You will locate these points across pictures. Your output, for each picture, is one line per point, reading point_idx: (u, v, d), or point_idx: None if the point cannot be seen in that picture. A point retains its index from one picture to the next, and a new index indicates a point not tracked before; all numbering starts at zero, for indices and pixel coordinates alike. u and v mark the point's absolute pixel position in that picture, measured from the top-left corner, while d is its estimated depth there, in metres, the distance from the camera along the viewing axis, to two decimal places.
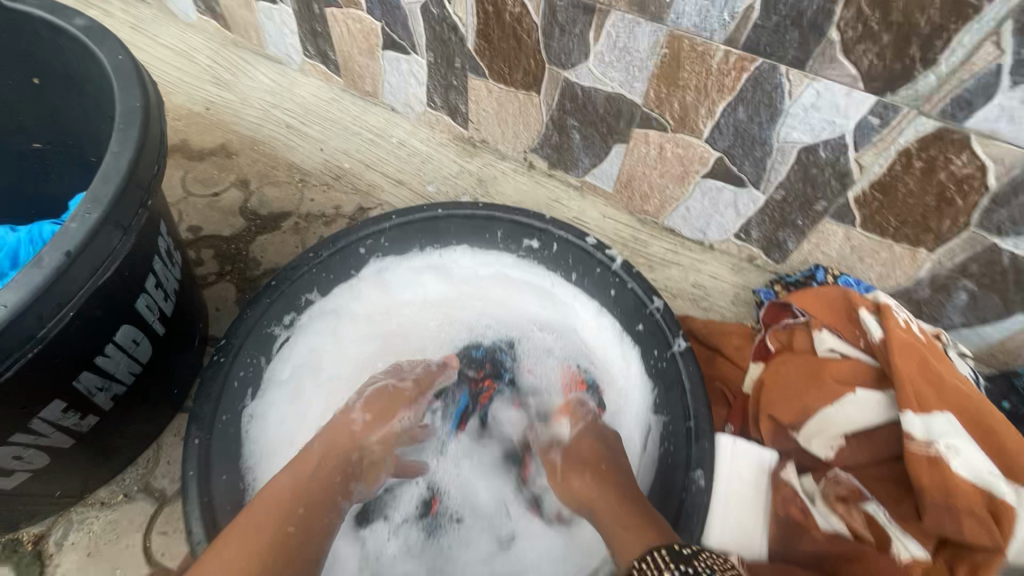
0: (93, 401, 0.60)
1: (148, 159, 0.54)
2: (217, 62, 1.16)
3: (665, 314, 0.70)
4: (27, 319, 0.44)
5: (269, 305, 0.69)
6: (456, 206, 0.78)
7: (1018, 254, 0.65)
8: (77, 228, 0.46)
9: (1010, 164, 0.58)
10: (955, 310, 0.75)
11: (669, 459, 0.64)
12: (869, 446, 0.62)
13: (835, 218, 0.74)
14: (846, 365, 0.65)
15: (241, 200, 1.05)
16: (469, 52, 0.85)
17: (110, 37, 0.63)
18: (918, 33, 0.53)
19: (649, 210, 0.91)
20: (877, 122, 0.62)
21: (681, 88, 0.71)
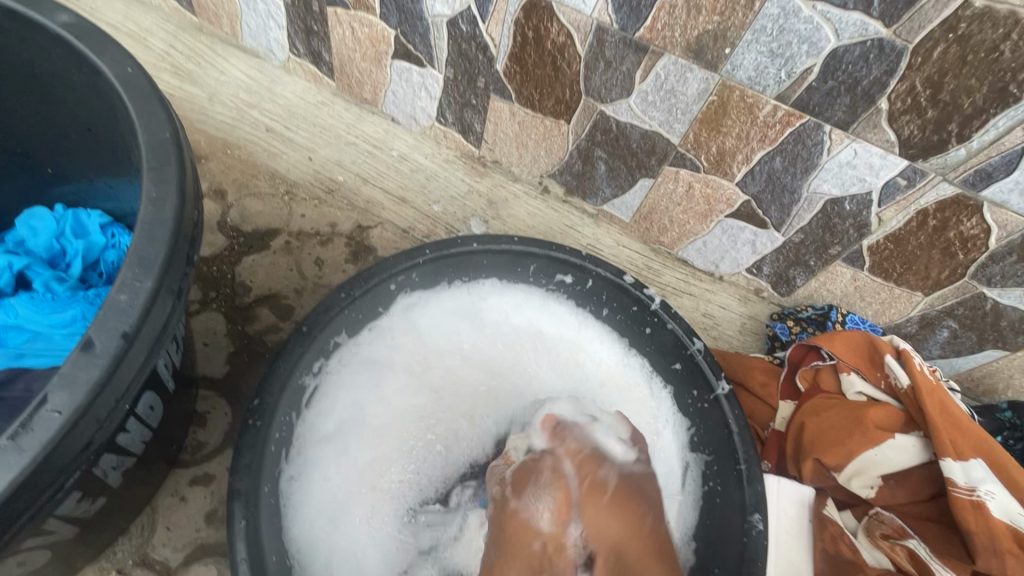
0: (106, 482, 0.51)
1: (190, 204, 0.46)
2: (175, 48, 1.02)
3: (706, 356, 0.72)
4: (88, 422, 0.38)
5: (302, 355, 0.63)
6: (492, 240, 0.74)
7: (1000, 302, 0.74)
8: (129, 304, 0.39)
9: (1011, 229, 0.66)
10: (936, 344, 0.84)
11: (717, 499, 0.67)
12: (907, 486, 0.63)
13: (846, 261, 0.80)
14: (884, 409, 0.66)
15: (218, 214, 0.94)
16: (497, 74, 0.81)
17: (107, 41, 0.52)
18: (960, 113, 0.58)
19: (664, 242, 0.93)
20: (904, 183, 0.67)
21: (722, 134, 0.73)
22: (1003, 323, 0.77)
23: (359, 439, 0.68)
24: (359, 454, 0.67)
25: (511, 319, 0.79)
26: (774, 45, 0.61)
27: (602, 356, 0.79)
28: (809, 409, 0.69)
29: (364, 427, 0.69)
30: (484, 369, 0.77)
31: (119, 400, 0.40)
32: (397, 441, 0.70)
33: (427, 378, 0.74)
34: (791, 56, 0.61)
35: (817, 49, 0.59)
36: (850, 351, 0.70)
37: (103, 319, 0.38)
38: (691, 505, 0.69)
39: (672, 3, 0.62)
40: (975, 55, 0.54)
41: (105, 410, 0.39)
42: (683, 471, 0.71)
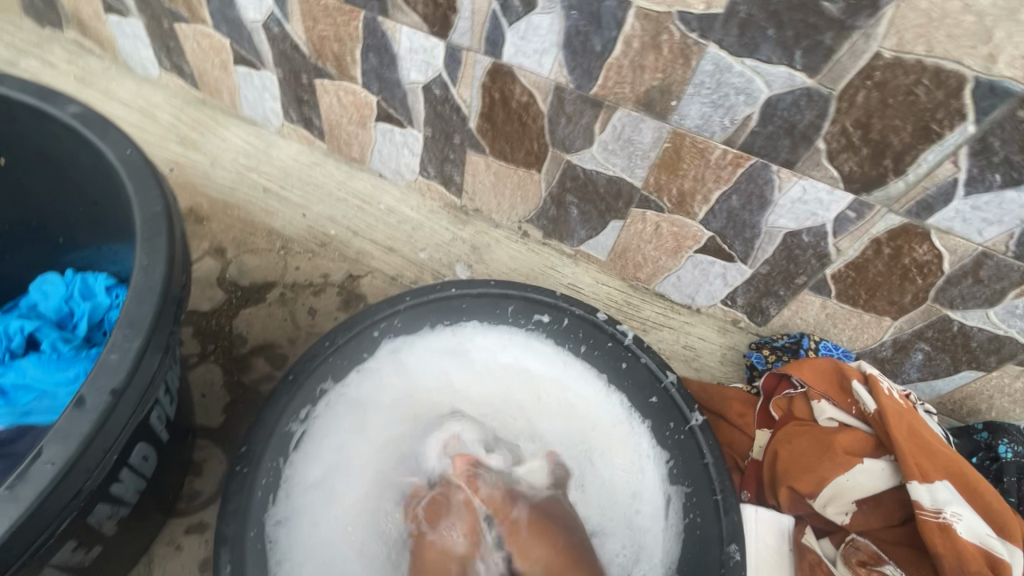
0: (99, 531, 0.54)
1: (178, 269, 0.51)
2: (181, 121, 1.11)
3: (680, 389, 0.74)
4: (78, 473, 0.42)
5: (288, 402, 0.66)
6: (469, 284, 0.79)
7: (965, 324, 0.76)
8: (118, 362, 0.44)
9: (961, 254, 0.69)
10: (913, 367, 0.86)
11: (698, 532, 0.67)
12: (880, 511, 0.64)
13: (814, 290, 0.83)
14: (852, 434, 0.67)
15: (217, 269, 0.99)
16: (471, 131, 0.87)
17: (111, 127, 0.59)
18: (892, 149, 0.63)
19: (640, 277, 0.97)
20: (854, 215, 0.71)
21: (680, 176, 0.77)
22: (974, 344, 0.78)
23: (346, 478, 0.71)
24: (347, 491, 0.71)
25: (496, 359, 0.83)
26: (714, 96, 0.66)
27: (585, 394, 0.81)
28: (782, 436, 0.71)
29: (351, 466, 0.72)
30: (469, 407, 0.81)
31: (107, 452, 0.44)
32: (384, 479, 0.73)
33: (414, 416, 0.78)
34: (731, 105, 0.66)
35: (753, 99, 0.65)
36: (818, 377, 0.72)
37: (94, 377, 0.43)
38: (673, 537, 0.70)
39: (618, 64, 0.68)
40: (894, 98, 0.58)
41: (94, 461, 0.43)
42: (664, 503, 0.72)
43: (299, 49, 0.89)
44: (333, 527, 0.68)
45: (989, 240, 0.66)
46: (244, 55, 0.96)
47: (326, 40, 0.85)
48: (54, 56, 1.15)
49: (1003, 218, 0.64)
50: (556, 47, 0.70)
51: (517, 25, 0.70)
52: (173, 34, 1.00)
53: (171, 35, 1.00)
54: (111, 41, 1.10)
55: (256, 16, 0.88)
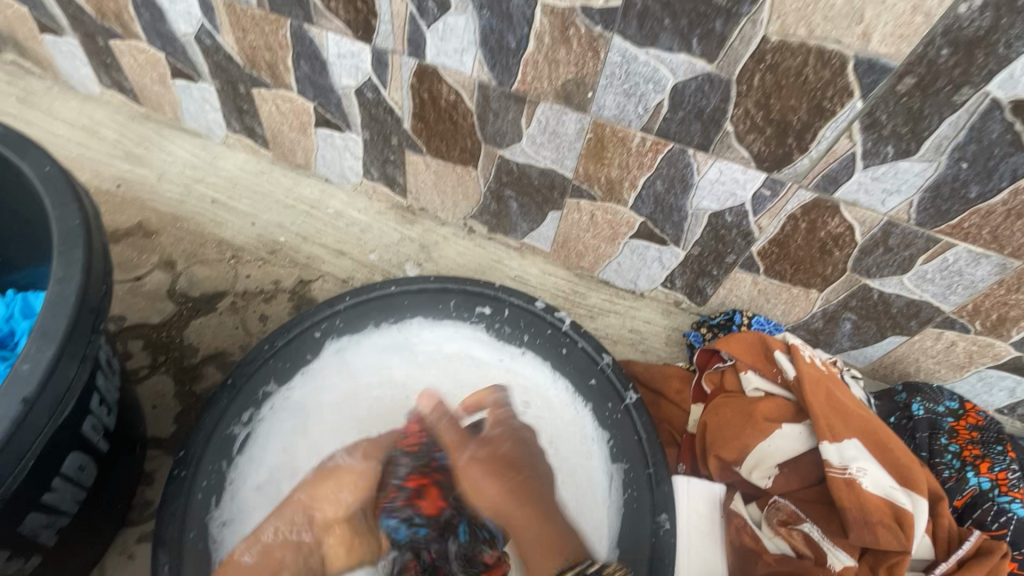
0: (37, 540, 0.56)
1: (96, 279, 0.52)
2: (126, 136, 1.11)
3: (615, 369, 0.77)
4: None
5: (227, 405, 0.69)
6: (408, 281, 0.82)
7: (884, 291, 0.80)
8: (31, 372, 0.46)
9: (870, 224, 0.72)
10: (844, 336, 0.89)
11: (632, 506, 0.69)
12: (800, 473, 0.67)
13: (744, 267, 0.86)
14: (773, 401, 0.71)
15: (167, 282, 1.00)
16: (406, 132, 0.89)
17: (30, 145, 0.60)
18: (792, 128, 0.65)
19: (585, 265, 0.99)
20: (769, 193, 0.74)
21: (606, 165, 0.80)
22: (895, 310, 0.82)
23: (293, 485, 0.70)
24: None
25: (442, 349, 0.83)
26: (626, 86, 0.69)
27: (535, 379, 0.81)
28: (710, 408, 0.74)
29: (299, 471, 0.71)
30: (419, 400, 0.80)
31: (22, 457, 0.46)
32: None
33: (361, 414, 0.77)
34: (642, 93, 0.69)
35: (661, 86, 0.67)
36: (744, 350, 0.75)
37: (8, 386, 0.45)
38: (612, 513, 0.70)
39: (534, 59, 0.70)
40: (787, 80, 0.61)
41: (8, 467, 0.45)
42: (609, 481, 0.72)
43: (232, 59, 0.90)
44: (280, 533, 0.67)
45: (892, 210, 0.70)
46: (180, 69, 0.97)
47: (257, 49, 0.86)
48: None
49: (901, 188, 0.67)
50: (475, 46, 0.72)
51: (435, 25, 0.72)
52: (108, 51, 1.00)
53: (107, 51, 1.01)
54: (49, 61, 1.10)
55: (186, 29, 0.88)
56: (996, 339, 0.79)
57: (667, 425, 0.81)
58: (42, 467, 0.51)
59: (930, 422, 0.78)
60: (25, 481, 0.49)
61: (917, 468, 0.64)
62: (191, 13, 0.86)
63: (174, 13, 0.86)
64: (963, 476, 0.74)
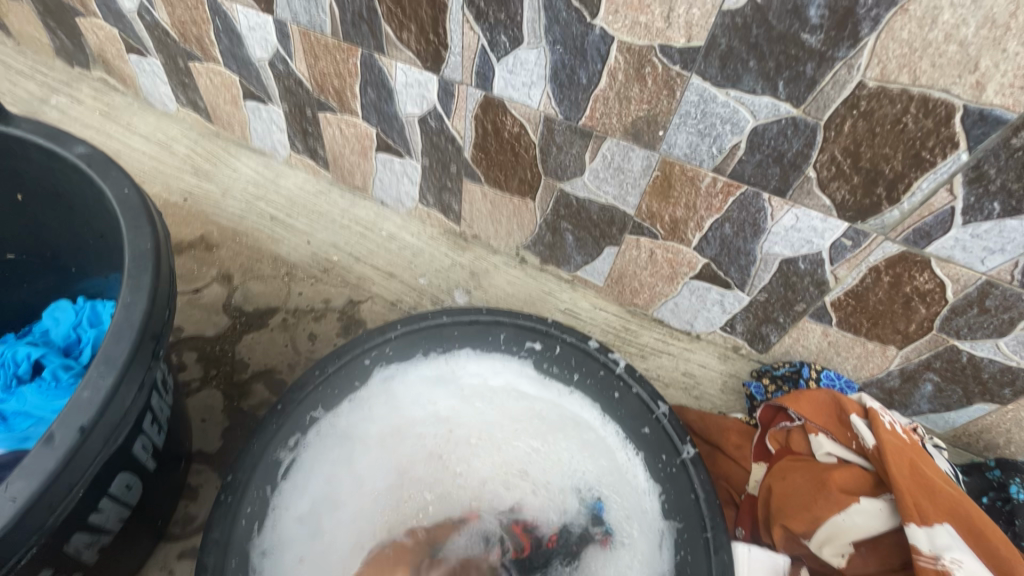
0: (80, 559, 0.56)
1: (160, 305, 0.53)
2: (196, 152, 1.16)
3: (671, 419, 0.73)
4: (39, 509, 0.43)
5: (276, 430, 0.69)
6: (461, 311, 0.80)
7: (974, 354, 0.73)
8: (91, 400, 0.46)
9: (965, 283, 0.66)
10: (923, 398, 0.82)
11: (686, 570, 0.65)
12: (879, 555, 0.62)
13: (814, 317, 0.81)
14: (849, 470, 0.66)
15: (223, 295, 1.02)
16: (466, 160, 0.88)
17: (113, 167, 0.62)
18: (884, 177, 0.61)
19: (638, 303, 0.96)
20: (850, 243, 0.69)
21: (672, 204, 0.77)
22: (985, 376, 0.74)
23: (336, 518, 0.70)
24: (338, 531, 0.69)
25: (487, 383, 0.81)
26: (701, 126, 0.66)
27: (584, 420, 0.78)
28: (775, 470, 0.70)
29: (340, 504, 0.71)
30: (464, 438, 0.79)
31: (73, 487, 0.46)
32: (373, 522, 0.71)
33: (404, 449, 0.77)
34: (718, 134, 0.66)
35: (739, 128, 0.64)
36: (815, 410, 0.71)
37: (66, 414, 0.45)
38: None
39: (605, 96, 0.69)
40: (882, 128, 0.57)
41: (58, 497, 0.45)
42: (658, 538, 0.68)
43: (302, 84, 0.92)
44: (319, 570, 0.66)
45: (993, 269, 0.63)
46: (252, 90, 1.00)
47: (327, 75, 0.88)
48: (81, 92, 1.22)
49: (1005, 247, 0.61)
50: (544, 80, 0.71)
51: (505, 59, 0.71)
52: (187, 72, 1.05)
53: (185, 72, 1.05)
54: (132, 78, 1.16)
55: (261, 54, 0.91)
56: None
57: (723, 482, 0.77)
58: (92, 490, 0.51)
59: None
60: (75, 506, 0.49)
61: (1018, 562, 0.57)
62: (268, 40, 0.88)
63: (252, 38, 0.90)
64: None
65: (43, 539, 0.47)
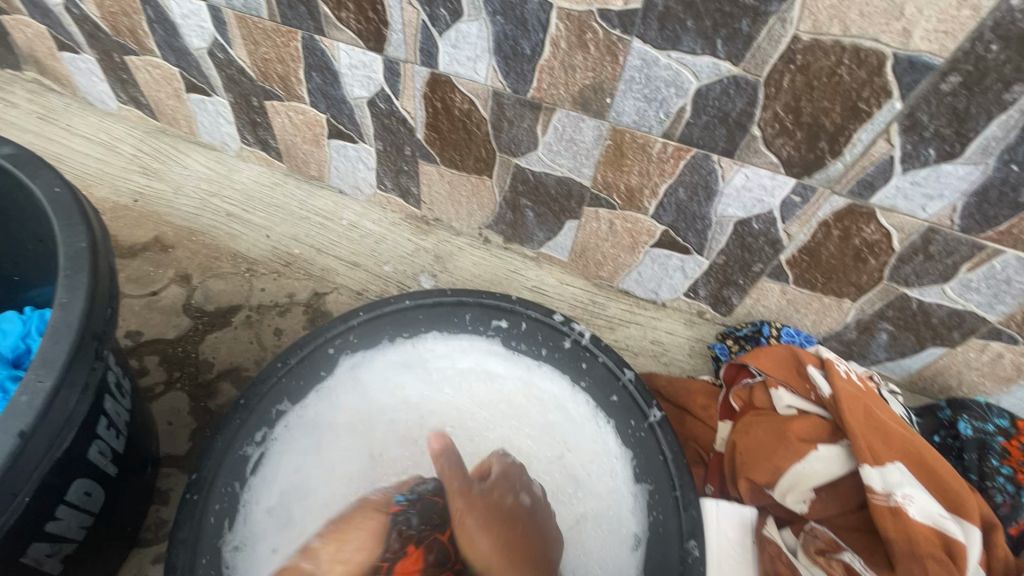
0: (42, 569, 0.55)
1: (100, 305, 0.51)
2: (142, 151, 1.12)
3: (637, 386, 0.73)
4: None
5: (239, 425, 0.67)
6: (423, 295, 0.79)
7: (923, 300, 0.75)
8: (29, 403, 0.44)
9: (909, 231, 0.68)
10: (879, 347, 0.85)
11: (659, 530, 0.66)
12: (838, 498, 0.64)
13: (772, 276, 0.82)
14: (807, 420, 0.68)
15: (183, 296, 1.00)
16: (420, 142, 0.87)
17: (42, 165, 0.59)
18: (825, 131, 0.62)
19: (603, 275, 0.96)
20: (798, 199, 0.70)
21: (626, 173, 0.77)
22: (935, 321, 0.77)
23: (307, 506, 0.69)
24: (311, 518, 0.69)
25: (456, 365, 0.81)
26: (646, 90, 0.66)
27: (552, 391, 0.79)
28: (738, 427, 0.71)
29: (311, 492, 0.70)
30: (435, 418, 0.79)
31: (17, 492, 0.45)
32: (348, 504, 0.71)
33: (377, 435, 0.76)
34: (664, 98, 0.66)
35: (684, 90, 0.64)
36: (776, 366, 0.72)
37: (4, 419, 0.44)
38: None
39: (549, 66, 0.68)
40: (819, 81, 0.58)
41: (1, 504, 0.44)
42: (632, 502, 0.69)
43: (245, 72, 0.89)
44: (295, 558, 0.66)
45: (933, 215, 0.65)
46: (194, 83, 0.96)
47: (269, 62, 0.85)
48: (14, 95, 1.16)
49: (944, 192, 0.63)
50: (488, 54, 0.70)
51: (447, 34, 0.70)
52: (124, 67, 1.01)
53: (122, 67, 1.01)
54: (68, 77, 1.11)
55: (199, 44, 0.88)
56: None
57: (692, 442, 0.78)
58: (47, 497, 0.50)
59: (978, 442, 0.76)
60: (24, 513, 0.48)
61: (966, 494, 0.60)
62: (204, 28, 0.85)
63: (187, 28, 0.86)
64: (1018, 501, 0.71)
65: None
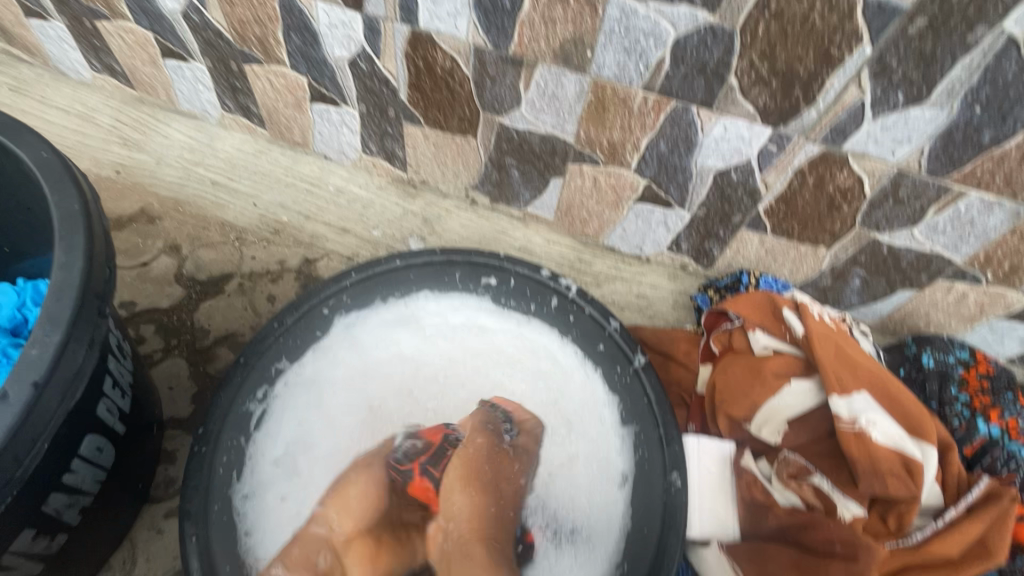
0: (62, 519, 0.58)
1: (99, 265, 0.53)
2: (121, 121, 1.10)
3: (622, 333, 0.78)
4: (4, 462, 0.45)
5: (241, 382, 0.71)
6: (413, 255, 0.82)
7: (893, 245, 0.79)
8: (40, 356, 0.46)
9: (879, 176, 0.71)
10: (852, 292, 0.89)
11: (644, 465, 0.70)
12: (809, 428, 0.69)
13: (751, 227, 0.85)
14: (782, 359, 0.72)
15: (174, 266, 1.01)
16: (403, 103, 0.87)
17: (24, 130, 0.59)
18: (799, 79, 0.63)
19: (589, 232, 0.99)
20: (775, 148, 0.72)
21: (608, 127, 0.78)
22: (904, 264, 0.81)
23: (309, 458, 0.70)
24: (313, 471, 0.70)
25: (447, 321, 0.82)
26: (626, 42, 0.66)
27: (544, 344, 0.80)
28: (718, 367, 0.76)
29: (311, 445, 0.71)
30: (430, 371, 0.79)
31: (36, 440, 0.47)
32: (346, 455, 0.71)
33: (373, 390, 0.76)
34: (643, 50, 0.67)
35: (662, 41, 0.65)
36: (753, 310, 0.75)
37: (17, 371, 0.46)
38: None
39: (529, 19, 0.68)
40: (793, 28, 0.59)
41: (22, 450, 0.46)
42: (622, 443, 0.73)
43: (221, 35, 0.88)
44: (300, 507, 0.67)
45: (903, 159, 0.68)
46: (170, 48, 0.95)
47: (246, 23, 0.84)
48: None
49: (912, 136, 0.65)
50: (468, 8, 0.70)
51: None
52: (96, 33, 0.98)
53: (94, 33, 0.98)
54: (37, 46, 1.08)
55: (172, 6, 0.86)
56: (1008, 288, 0.78)
57: (675, 386, 0.82)
58: (62, 449, 0.52)
59: (940, 373, 0.84)
60: (43, 463, 0.51)
61: (922, 417, 0.66)
62: None
63: None
64: (974, 425, 0.81)
65: (14, 493, 0.48)
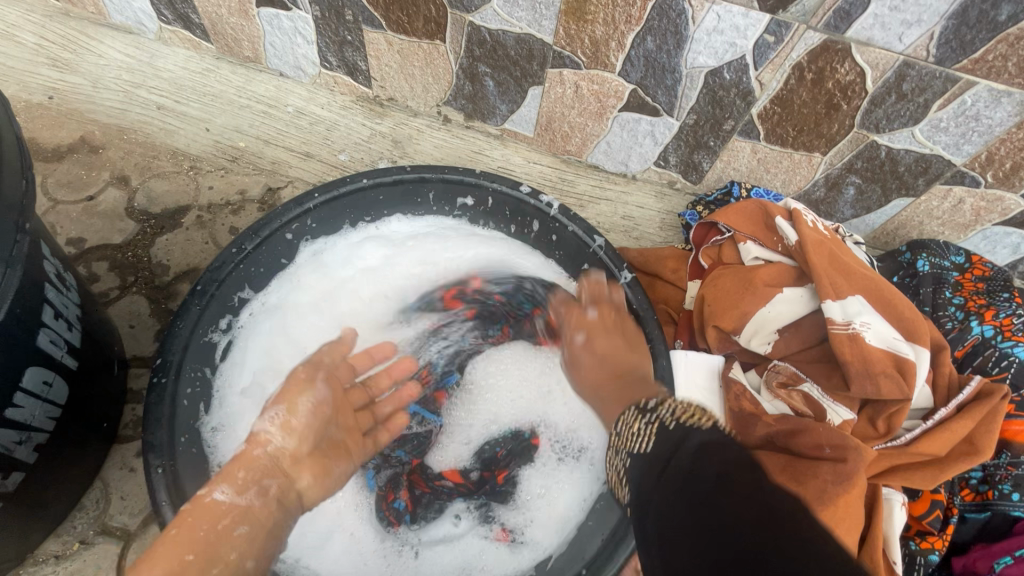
0: (13, 455, 0.55)
1: (11, 174, 0.46)
2: (46, 38, 0.94)
3: (608, 250, 0.72)
4: None
5: (200, 312, 0.64)
6: (382, 172, 0.73)
7: (892, 148, 0.74)
8: None
9: (883, 68, 0.64)
10: (846, 204, 0.86)
11: None
12: (799, 336, 0.68)
13: (743, 134, 0.80)
14: (773, 268, 0.70)
15: (124, 200, 0.94)
16: (360, 2, 0.77)
17: None
18: None
19: (571, 149, 0.92)
20: (772, 40, 0.65)
21: (590, 22, 0.70)
22: (902, 169, 0.77)
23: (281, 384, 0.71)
24: None
25: (420, 244, 0.79)
26: None
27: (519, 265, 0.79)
28: (707, 281, 0.74)
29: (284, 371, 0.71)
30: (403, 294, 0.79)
31: None
32: None
33: (345, 314, 0.77)
34: None
35: None
36: (743, 220, 0.72)
37: None
38: (579, 502, 0.68)
39: None
40: None
41: None
42: None
43: None
44: None
45: (910, 46, 0.61)
46: None
47: None
48: None
49: (922, 17, 0.58)
50: None
51: None
52: None
53: None
54: None
55: None
56: (1007, 191, 0.75)
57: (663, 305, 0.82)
58: None
59: (935, 277, 0.84)
60: None
61: (914, 317, 0.66)
62: None
63: None
64: (967, 327, 0.82)
65: None
